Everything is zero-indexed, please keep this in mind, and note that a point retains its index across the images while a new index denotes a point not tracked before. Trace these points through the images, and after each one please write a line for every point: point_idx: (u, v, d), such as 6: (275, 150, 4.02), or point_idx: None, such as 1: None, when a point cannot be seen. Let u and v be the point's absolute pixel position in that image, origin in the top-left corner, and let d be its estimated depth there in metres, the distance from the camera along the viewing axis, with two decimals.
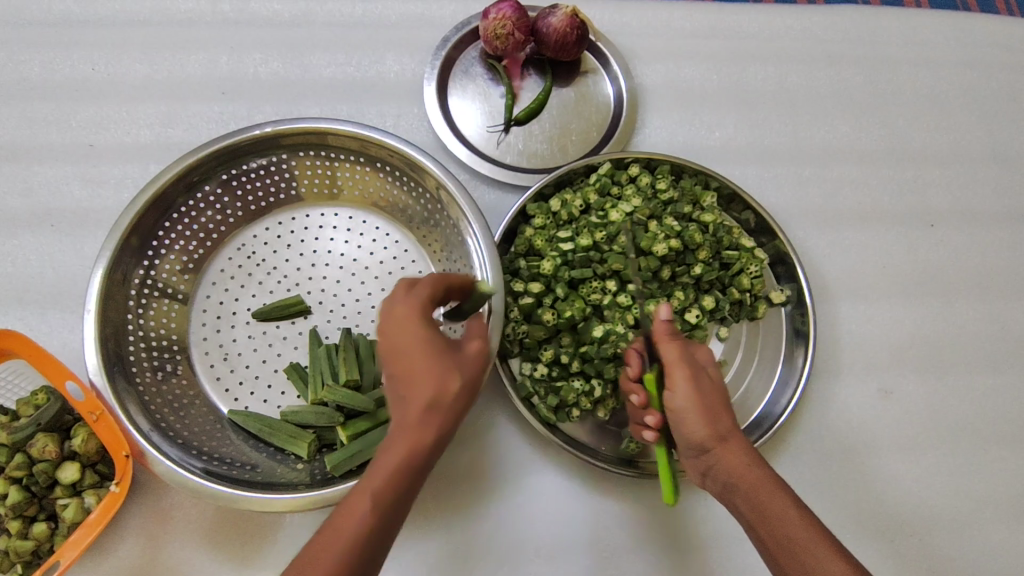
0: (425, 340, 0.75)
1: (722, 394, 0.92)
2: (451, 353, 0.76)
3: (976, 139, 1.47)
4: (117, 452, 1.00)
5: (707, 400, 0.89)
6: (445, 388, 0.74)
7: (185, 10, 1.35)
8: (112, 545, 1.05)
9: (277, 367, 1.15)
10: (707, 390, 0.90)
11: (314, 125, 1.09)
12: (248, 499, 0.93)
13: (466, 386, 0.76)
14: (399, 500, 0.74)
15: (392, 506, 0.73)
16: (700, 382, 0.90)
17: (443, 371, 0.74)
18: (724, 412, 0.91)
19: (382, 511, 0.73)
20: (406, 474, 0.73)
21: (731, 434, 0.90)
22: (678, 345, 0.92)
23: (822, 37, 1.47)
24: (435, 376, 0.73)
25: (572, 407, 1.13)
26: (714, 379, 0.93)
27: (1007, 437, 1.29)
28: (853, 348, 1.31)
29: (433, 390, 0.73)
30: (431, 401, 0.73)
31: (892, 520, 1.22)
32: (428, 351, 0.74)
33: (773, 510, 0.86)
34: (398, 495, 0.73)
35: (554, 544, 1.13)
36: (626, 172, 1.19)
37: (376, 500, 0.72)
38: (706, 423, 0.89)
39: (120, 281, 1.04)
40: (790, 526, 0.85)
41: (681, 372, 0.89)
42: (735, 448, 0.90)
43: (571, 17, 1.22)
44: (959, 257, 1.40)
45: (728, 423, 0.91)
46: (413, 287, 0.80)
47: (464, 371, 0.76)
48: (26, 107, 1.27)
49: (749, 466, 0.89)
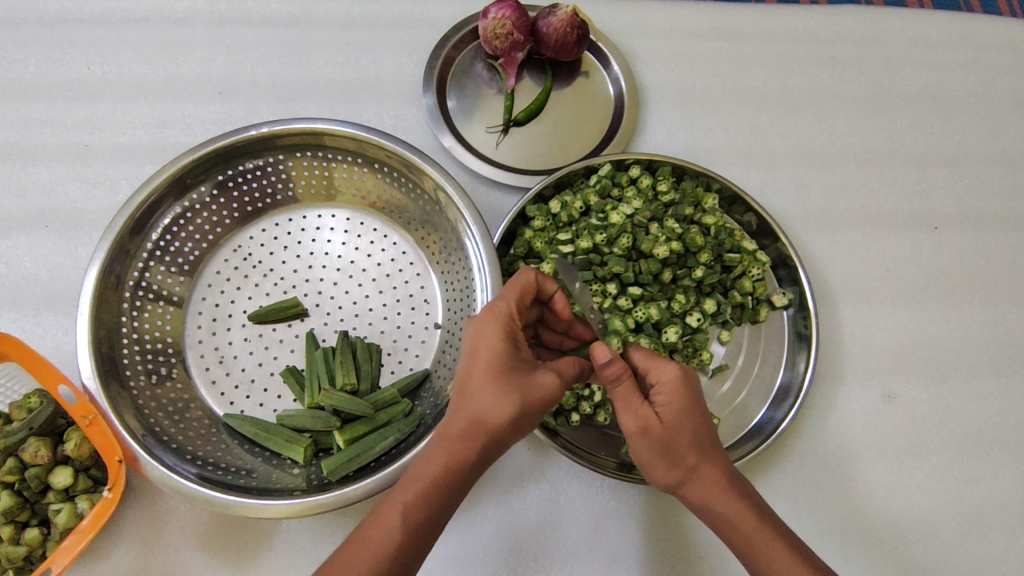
0: (495, 363, 0.84)
1: (686, 425, 0.88)
2: (519, 377, 0.84)
3: (980, 141, 1.46)
4: (111, 457, 0.97)
5: (661, 443, 0.88)
6: (492, 411, 0.82)
7: (182, 10, 1.34)
8: (105, 551, 1.04)
9: (274, 371, 1.13)
10: (661, 434, 0.88)
11: (309, 125, 1.08)
12: (243, 505, 0.91)
13: (514, 415, 0.83)
14: (433, 517, 0.81)
15: (426, 520, 0.80)
16: (651, 429, 0.88)
17: (496, 391, 0.83)
18: (690, 448, 0.88)
19: (414, 522, 0.80)
20: (442, 486, 0.82)
21: (693, 471, 0.88)
22: (619, 389, 0.89)
23: (824, 37, 1.46)
24: (488, 395, 0.83)
25: (572, 411, 1.11)
26: (672, 414, 0.88)
27: (1011, 443, 1.28)
28: (855, 352, 1.30)
29: (484, 409, 0.83)
30: (479, 419, 0.83)
31: (895, 526, 1.20)
32: (495, 372, 0.84)
33: (744, 539, 0.88)
34: (430, 511, 0.81)
35: (554, 551, 1.11)
36: (626, 173, 1.17)
37: (408, 509, 0.80)
38: (664, 465, 0.89)
39: (115, 284, 1.03)
40: (761, 551, 0.87)
41: (630, 422, 0.89)
42: (697, 486, 0.89)
43: (571, 16, 1.21)
44: (962, 260, 1.38)
45: (690, 459, 0.88)
46: (499, 303, 0.89)
47: (520, 400, 0.83)
48: (20, 106, 1.26)
49: (716, 500, 0.88)
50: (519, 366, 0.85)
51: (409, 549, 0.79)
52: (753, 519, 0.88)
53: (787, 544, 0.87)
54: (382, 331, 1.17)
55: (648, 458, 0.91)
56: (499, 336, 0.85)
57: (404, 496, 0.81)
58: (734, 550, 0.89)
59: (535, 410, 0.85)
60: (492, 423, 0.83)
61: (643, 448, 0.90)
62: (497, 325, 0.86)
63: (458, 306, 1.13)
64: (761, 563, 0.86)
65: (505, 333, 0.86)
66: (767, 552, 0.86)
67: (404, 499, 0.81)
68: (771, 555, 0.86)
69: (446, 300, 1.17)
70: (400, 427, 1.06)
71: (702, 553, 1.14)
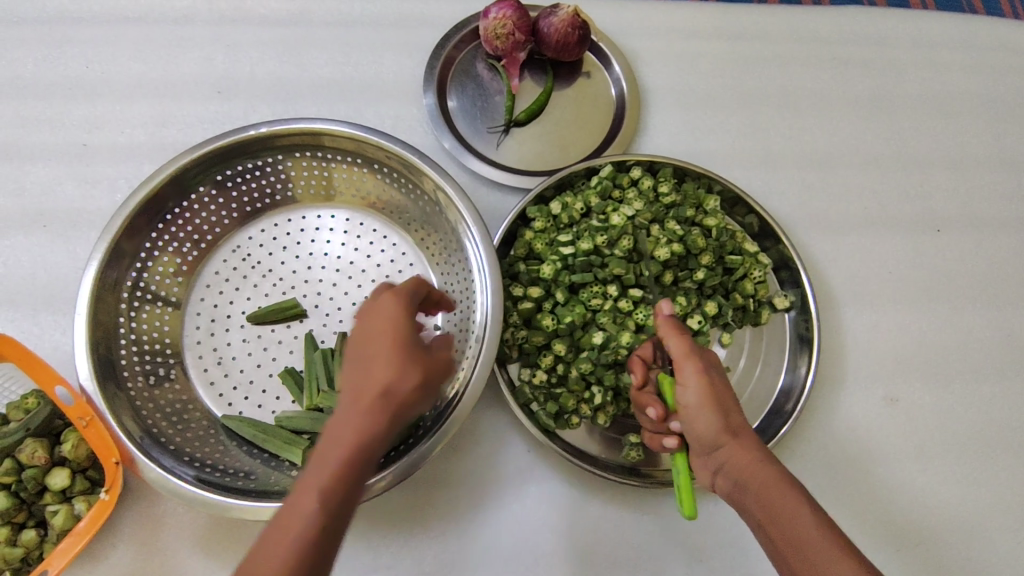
0: (398, 338, 0.78)
1: (734, 394, 0.93)
2: (418, 349, 0.79)
3: (984, 143, 1.45)
4: (107, 459, 0.97)
5: (716, 395, 0.90)
6: (405, 380, 0.75)
7: (181, 8, 1.33)
8: (103, 552, 1.03)
9: (272, 372, 1.13)
10: (715, 385, 0.92)
11: (308, 125, 1.07)
12: (241, 508, 0.90)
13: (422, 386, 0.77)
14: (348, 503, 0.70)
15: (340, 506, 0.69)
16: (707, 376, 0.92)
17: (404, 362, 0.76)
18: (736, 410, 0.91)
19: (326, 511, 0.68)
20: (358, 470, 0.71)
21: (738, 433, 0.89)
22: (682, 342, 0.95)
23: (827, 37, 1.45)
24: (400, 369, 0.75)
25: (572, 414, 1.12)
26: (722, 376, 0.95)
27: (1014, 446, 1.27)
28: (857, 355, 1.29)
29: (393, 382, 0.74)
30: (390, 391, 0.74)
31: (899, 530, 1.19)
32: (400, 345, 0.77)
33: (782, 507, 0.83)
34: (340, 499, 0.69)
35: (554, 554, 1.10)
36: (627, 174, 1.18)
37: (321, 496, 0.68)
38: (712, 416, 0.89)
39: (112, 285, 1.02)
40: (801, 522, 0.81)
41: (688, 366, 0.92)
42: (739, 447, 0.88)
43: (573, 16, 1.20)
44: (965, 262, 1.38)
45: (737, 422, 0.90)
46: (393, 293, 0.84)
47: (428, 371, 0.78)
48: (19, 105, 1.25)
49: (758, 463, 0.87)
50: (417, 339, 0.80)
51: (318, 544, 0.67)
52: (793, 489, 0.84)
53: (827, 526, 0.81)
54: None
55: (694, 412, 0.91)
56: (399, 316, 0.80)
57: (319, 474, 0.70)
58: (771, 527, 0.83)
59: (434, 381, 0.79)
60: (403, 396, 0.74)
61: (695, 397, 0.91)
62: (393, 307, 0.81)
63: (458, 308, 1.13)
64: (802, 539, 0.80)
65: (403, 312, 0.81)
66: (805, 525, 0.81)
67: (318, 488, 0.69)
68: (808, 527, 0.80)
69: None
70: None
71: (704, 557, 1.13)
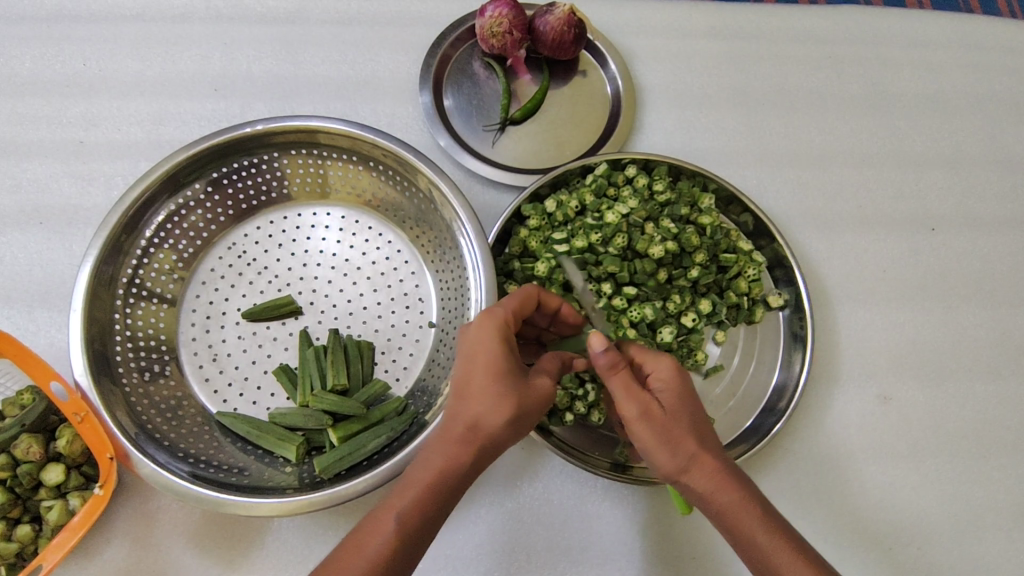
0: (489, 363, 0.83)
1: (685, 412, 0.88)
2: (513, 381, 0.82)
3: (980, 142, 1.45)
4: (101, 454, 0.97)
5: (662, 432, 0.86)
6: (491, 413, 0.81)
7: (177, 6, 1.34)
8: (97, 548, 1.04)
9: (267, 368, 1.13)
10: (663, 418, 0.86)
11: (303, 123, 1.07)
12: (235, 504, 0.91)
13: (513, 420, 0.81)
14: (433, 522, 0.79)
15: (424, 529, 0.79)
16: (653, 413, 0.86)
17: (486, 399, 0.81)
18: (687, 436, 0.86)
19: (406, 529, 0.78)
20: (449, 476, 0.80)
21: (693, 463, 0.86)
22: (618, 377, 0.87)
23: (823, 37, 1.46)
24: (487, 398, 0.81)
25: (565, 411, 1.11)
26: (671, 400, 0.88)
27: (1008, 445, 1.27)
28: (852, 354, 1.29)
29: (480, 413, 0.81)
30: (476, 422, 0.81)
31: (891, 528, 1.20)
32: (490, 378, 0.82)
33: (744, 529, 0.85)
34: (427, 515, 0.79)
35: (547, 551, 1.11)
36: (622, 172, 1.18)
37: (400, 507, 0.78)
38: (666, 452, 0.86)
39: (108, 281, 1.02)
40: (762, 541, 0.84)
41: (632, 407, 0.86)
42: (698, 476, 0.86)
43: (569, 15, 1.20)
44: (960, 261, 1.38)
45: (691, 446, 0.86)
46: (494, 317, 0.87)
47: (517, 403, 0.82)
48: (17, 103, 1.26)
49: (716, 490, 0.85)
50: (512, 369, 0.83)
51: (399, 553, 0.77)
52: (754, 507, 0.85)
53: (791, 541, 0.85)
54: (376, 329, 1.16)
55: (646, 448, 0.87)
56: (493, 336, 0.84)
57: (404, 496, 0.79)
58: (738, 545, 0.86)
59: (531, 415, 0.84)
60: (491, 426, 0.81)
61: (643, 436, 0.87)
62: (491, 327, 0.85)
63: (452, 304, 1.13)
64: (762, 555, 0.84)
65: (498, 332, 0.85)
66: (768, 543, 0.84)
67: (404, 502, 0.79)
68: (771, 544, 0.84)
69: (441, 299, 1.17)
70: (394, 425, 1.06)
71: (697, 554, 1.13)
